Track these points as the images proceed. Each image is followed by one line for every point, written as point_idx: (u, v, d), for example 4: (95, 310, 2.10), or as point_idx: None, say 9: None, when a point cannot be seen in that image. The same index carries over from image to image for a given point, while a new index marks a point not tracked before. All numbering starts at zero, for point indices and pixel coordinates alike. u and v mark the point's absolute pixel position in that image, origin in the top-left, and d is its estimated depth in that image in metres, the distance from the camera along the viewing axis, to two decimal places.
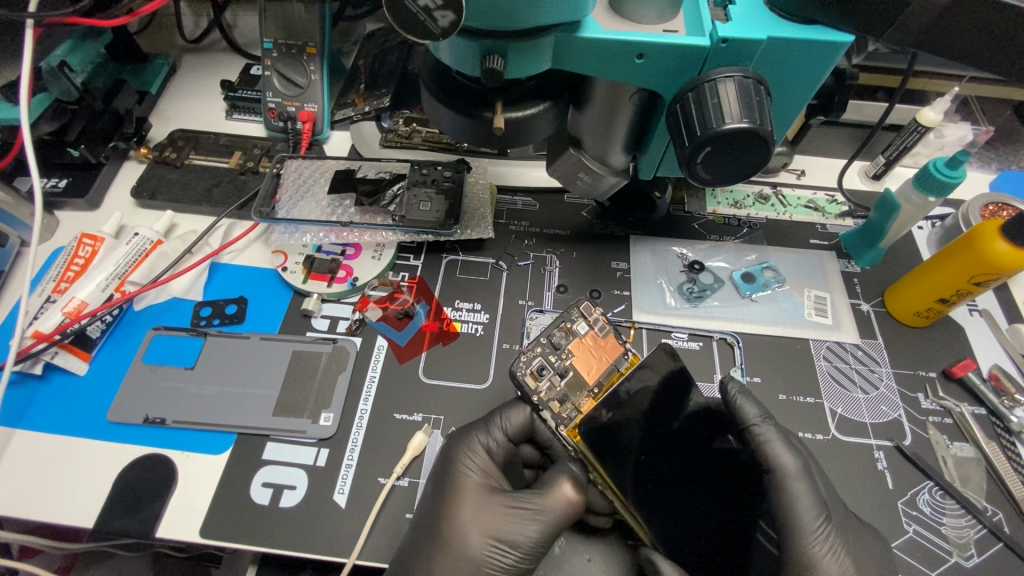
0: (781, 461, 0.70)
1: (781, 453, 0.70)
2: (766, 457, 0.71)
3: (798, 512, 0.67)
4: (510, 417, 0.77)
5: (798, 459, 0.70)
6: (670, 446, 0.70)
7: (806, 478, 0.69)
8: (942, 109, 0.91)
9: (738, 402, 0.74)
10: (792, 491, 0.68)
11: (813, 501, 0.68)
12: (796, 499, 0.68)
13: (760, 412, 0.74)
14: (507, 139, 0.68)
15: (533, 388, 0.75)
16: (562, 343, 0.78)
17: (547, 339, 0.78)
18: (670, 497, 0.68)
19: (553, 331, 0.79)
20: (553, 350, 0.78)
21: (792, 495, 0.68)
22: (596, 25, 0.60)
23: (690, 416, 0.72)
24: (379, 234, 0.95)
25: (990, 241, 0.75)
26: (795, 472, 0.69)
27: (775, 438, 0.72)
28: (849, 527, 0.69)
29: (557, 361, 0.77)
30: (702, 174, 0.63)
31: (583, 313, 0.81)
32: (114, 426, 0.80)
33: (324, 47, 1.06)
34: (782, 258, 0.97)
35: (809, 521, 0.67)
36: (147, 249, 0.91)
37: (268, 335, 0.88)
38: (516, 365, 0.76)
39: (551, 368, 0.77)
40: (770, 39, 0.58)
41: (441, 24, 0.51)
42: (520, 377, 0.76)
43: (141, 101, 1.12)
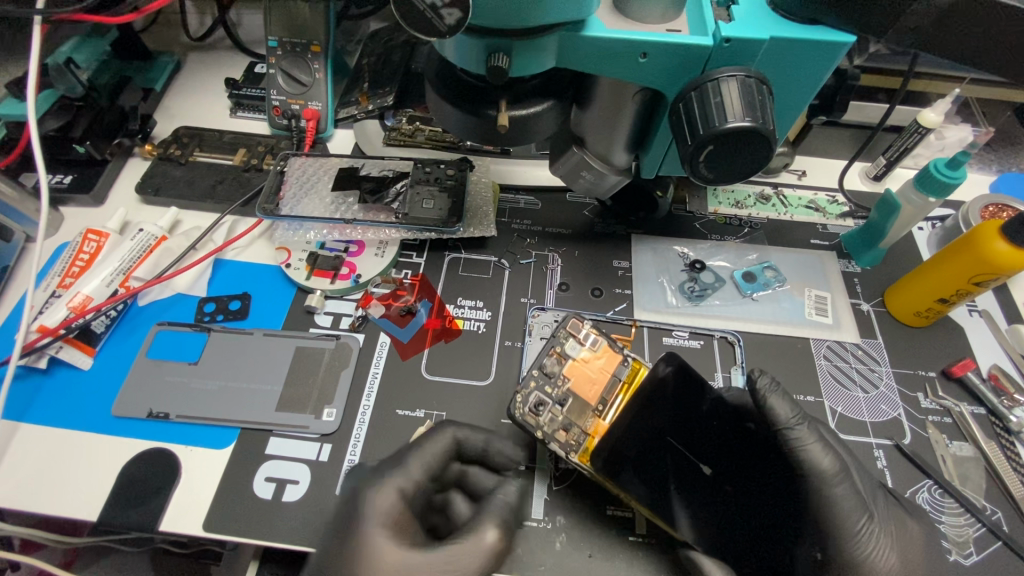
0: (818, 463, 0.69)
1: (821, 457, 0.69)
2: (803, 460, 0.69)
3: (840, 514, 0.67)
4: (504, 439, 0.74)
5: (836, 460, 0.69)
6: (699, 428, 0.77)
7: (845, 478, 0.68)
8: (943, 110, 0.92)
9: (770, 400, 0.71)
10: (831, 494, 0.68)
11: (854, 502, 0.67)
12: (836, 500, 0.68)
13: (794, 413, 0.71)
14: (511, 137, 0.68)
15: (535, 425, 0.75)
16: (556, 368, 0.79)
17: (540, 370, 0.79)
18: (708, 491, 0.74)
19: (544, 360, 0.80)
20: (547, 380, 0.78)
21: (831, 498, 0.68)
22: (599, 24, 0.60)
23: (712, 409, 0.77)
24: (382, 232, 0.95)
25: (990, 241, 0.76)
26: (832, 474, 0.68)
27: (812, 439, 0.70)
28: (891, 517, 0.69)
29: (554, 391, 0.78)
30: (704, 173, 0.63)
31: (572, 332, 0.82)
32: (118, 420, 0.81)
33: (329, 45, 1.07)
34: (782, 257, 0.97)
35: (853, 521, 0.67)
36: (151, 245, 0.92)
37: (272, 331, 0.88)
38: (513, 408, 0.76)
39: (549, 402, 0.77)
40: (773, 39, 0.59)
41: (447, 22, 0.52)
42: (520, 418, 0.76)
43: (146, 98, 1.12)
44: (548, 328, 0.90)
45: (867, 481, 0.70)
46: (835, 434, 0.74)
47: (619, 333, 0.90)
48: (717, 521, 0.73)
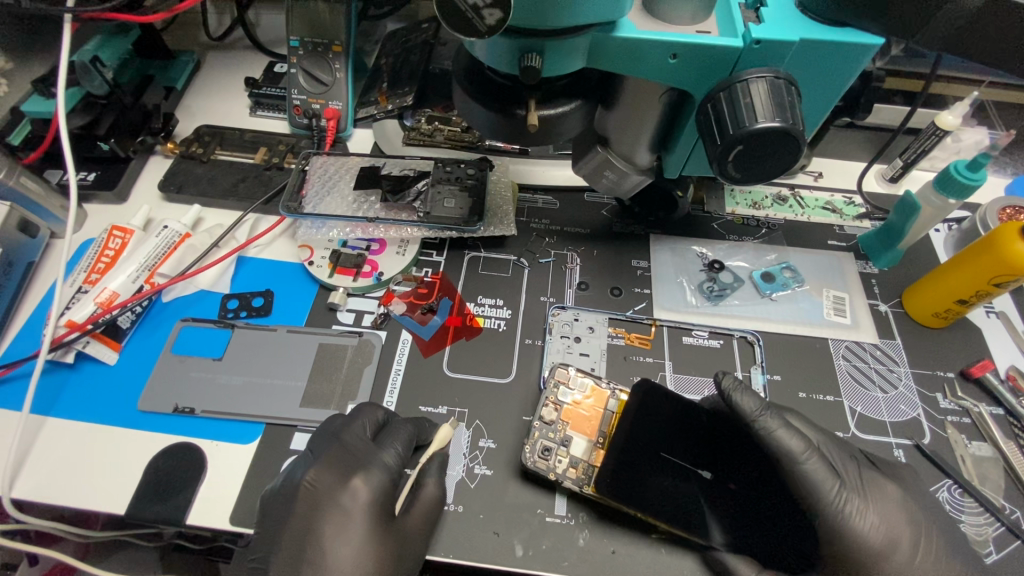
0: (784, 445, 0.70)
1: (787, 439, 0.71)
2: (772, 445, 0.71)
3: (816, 487, 0.69)
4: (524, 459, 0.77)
5: (802, 439, 0.71)
6: (700, 439, 0.78)
7: (811, 453, 0.70)
8: (961, 113, 0.92)
9: (735, 396, 0.73)
10: (803, 470, 0.70)
11: (824, 472, 0.69)
12: (808, 474, 0.70)
13: (759, 404, 0.73)
14: (539, 137, 0.69)
15: (547, 469, 0.76)
16: (554, 415, 0.80)
17: (538, 421, 0.79)
18: (732, 503, 0.74)
19: (541, 410, 0.80)
20: (548, 427, 0.79)
21: (804, 475, 0.70)
22: (631, 25, 0.61)
23: (711, 419, 0.79)
24: (404, 231, 0.96)
25: (1010, 242, 0.76)
26: (800, 452, 0.70)
27: (775, 422, 0.71)
28: (868, 484, 0.72)
29: (556, 436, 0.79)
30: (733, 174, 0.64)
31: (562, 380, 0.82)
32: (144, 415, 0.82)
33: (350, 45, 1.08)
34: (801, 258, 0.98)
35: (829, 490, 0.69)
36: (175, 242, 0.93)
37: (295, 327, 0.89)
38: (523, 461, 0.77)
39: (554, 446, 0.78)
40: (802, 41, 0.60)
41: (487, 22, 0.52)
42: (531, 467, 0.76)
43: (168, 96, 1.14)
44: (569, 327, 0.90)
45: (837, 455, 0.73)
46: (803, 417, 0.77)
47: (638, 331, 0.91)
48: (738, 522, 0.73)
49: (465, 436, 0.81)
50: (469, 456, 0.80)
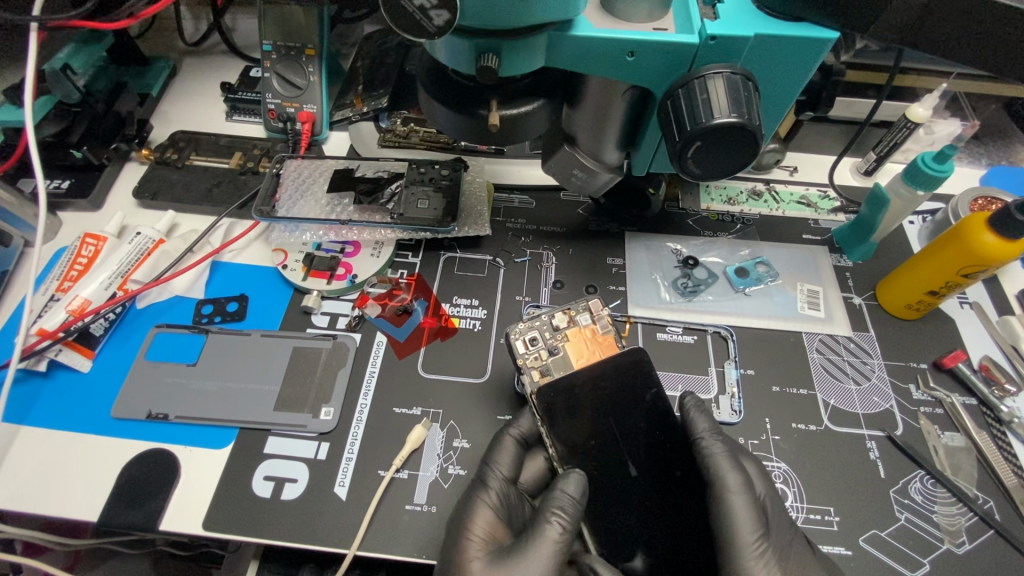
0: (722, 474, 0.71)
1: (725, 468, 0.72)
2: (709, 469, 0.72)
3: (736, 524, 0.69)
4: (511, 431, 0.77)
5: (741, 475, 0.71)
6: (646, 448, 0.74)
7: (744, 490, 0.70)
8: (931, 105, 0.94)
9: (691, 414, 0.77)
10: (729, 504, 0.70)
11: (751, 514, 0.69)
12: (732, 511, 0.70)
13: (710, 427, 0.76)
14: (503, 136, 0.69)
15: (520, 352, 0.80)
16: (564, 324, 0.83)
17: (549, 317, 0.83)
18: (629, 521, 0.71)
19: (557, 313, 0.84)
20: (551, 329, 0.82)
21: (729, 508, 0.70)
22: (588, 23, 0.61)
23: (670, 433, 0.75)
24: (377, 232, 0.96)
25: (977, 233, 0.76)
26: (735, 486, 0.70)
27: (720, 452, 0.73)
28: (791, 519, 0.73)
29: (551, 338, 0.82)
30: (693, 169, 0.64)
31: (590, 308, 0.85)
32: (118, 422, 0.81)
33: (323, 48, 1.08)
34: (775, 252, 0.98)
35: (747, 536, 0.68)
36: (149, 248, 0.93)
37: (269, 332, 0.89)
38: (511, 329, 0.81)
39: (542, 342, 0.81)
40: (758, 36, 0.60)
41: (436, 23, 0.53)
42: (511, 339, 0.81)
43: (142, 103, 1.14)
44: None
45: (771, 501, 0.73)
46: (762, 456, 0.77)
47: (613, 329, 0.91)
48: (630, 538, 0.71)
49: (439, 437, 0.81)
50: (443, 456, 0.80)
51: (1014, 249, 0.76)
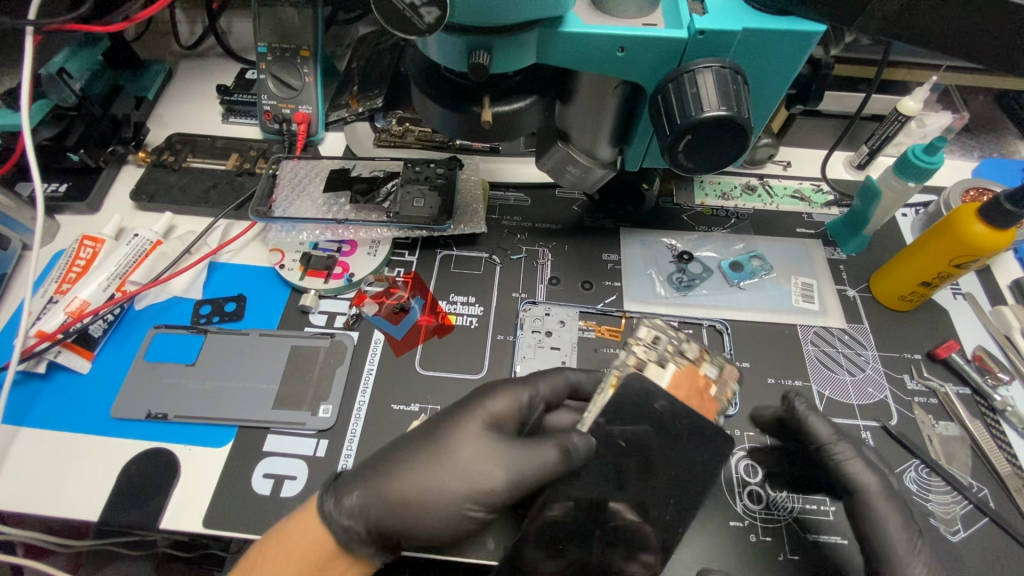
0: (864, 483, 0.71)
1: (866, 474, 0.71)
2: (850, 477, 0.71)
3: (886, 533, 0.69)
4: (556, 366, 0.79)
5: (880, 481, 0.71)
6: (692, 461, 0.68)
7: (889, 498, 0.70)
8: (922, 98, 0.95)
9: (810, 419, 0.74)
10: (875, 510, 0.70)
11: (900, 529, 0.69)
12: (882, 518, 0.69)
13: (834, 432, 0.74)
14: (496, 133, 0.70)
15: (643, 334, 0.75)
16: (692, 355, 0.74)
17: (682, 339, 0.76)
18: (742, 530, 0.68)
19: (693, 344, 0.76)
20: (676, 350, 0.74)
21: (876, 516, 0.70)
22: (577, 20, 0.62)
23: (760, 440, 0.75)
24: (374, 231, 0.96)
25: (968, 224, 0.77)
26: (877, 490, 0.71)
27: (852, 457, 0.72)
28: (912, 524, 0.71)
29: (671, 352, 0.74)
30: (684, 162, 0.65)
31: (720, 366, 0.76)
32: (118, 422, 0.82)
33: (317, 49, 1.08)
34: (768, 246, 0.99)
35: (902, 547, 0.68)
36: (147, 249, 0.94)
37: (267, 331, 0.89)
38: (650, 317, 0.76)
39: (664, 343, 0.74)
40: (745, 30, 0.60)
41: (426, 20, 0.53)
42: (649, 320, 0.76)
43: (139, 106, 1.14)
44: (540, 321, 0.91)
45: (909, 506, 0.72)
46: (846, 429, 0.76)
47: (609, 324, 0.91)
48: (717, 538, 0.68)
49: None
50: None
51: (1006, 239, 0.77)
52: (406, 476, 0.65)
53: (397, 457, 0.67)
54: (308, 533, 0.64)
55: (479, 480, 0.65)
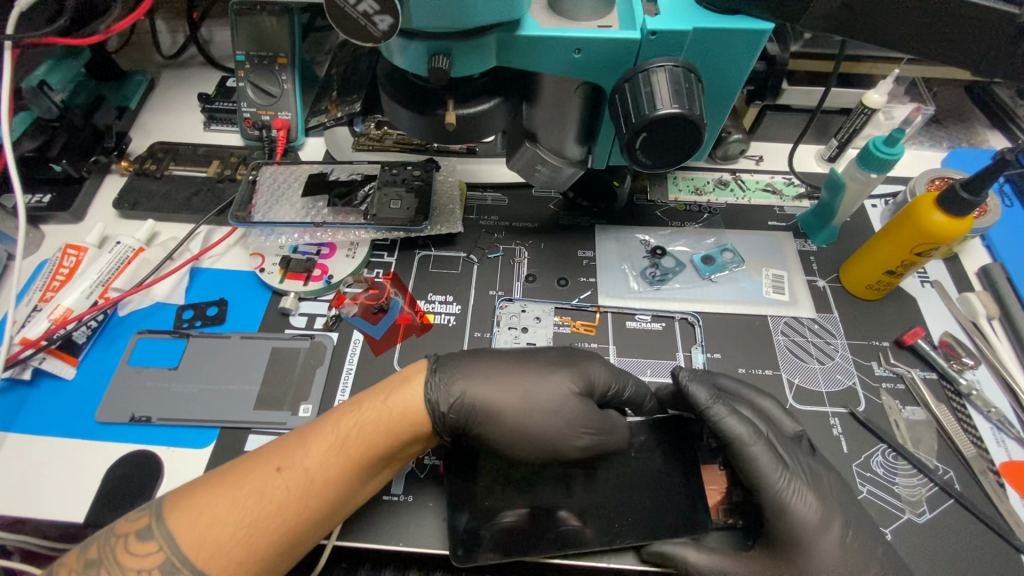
0: (733, 430, 0.71)
1: (735, 425, 0.72)
2: (720, 431, 0.72)
3: (762, 474, 0.70)
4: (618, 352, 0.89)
5: (773, 455, 0.71)
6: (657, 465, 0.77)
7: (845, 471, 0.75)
8: (886, 91, 0.97)
9: (689, 386, 0.76)
10: (751, 457, 0.71)
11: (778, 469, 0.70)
12: (754, 460, 0.70)
13: (711, 396, 0.75)
14: (462, 135, 0.72)
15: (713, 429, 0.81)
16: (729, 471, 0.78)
17: None
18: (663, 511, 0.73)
19: None
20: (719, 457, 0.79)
21: (751, 459, 0.71)
22: (534, 23, 0.64)
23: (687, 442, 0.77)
24: (352, 233, 0.98)
25: (927, 213, 0.79)
26: (748, 437, 0.71)
27: (728, 415, 0.73)
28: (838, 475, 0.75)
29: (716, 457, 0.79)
30: (644, 159, 0.67)
31: None
32: (102, 426, 0.84)
33: (295, 57, 1.10)
34: (740, 240, 1.01)
35: (774, 479, 0.70)
36: (129, 257, 0.96)
37: (249, 334, 0.91)
38: None
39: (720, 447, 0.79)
40: (696, 29, 0.62)
41: (380, 28, 0.55)
42: None
43: (121, 116, 1.16)
44: (516, 318, 0.93)
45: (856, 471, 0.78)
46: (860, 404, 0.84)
47: (584, 319, 0.94)
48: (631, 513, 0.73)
49: None
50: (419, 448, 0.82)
51: (965, 226, 0.78)
52: (507, 397, 0.72)
53: (505, 380, 0.73)
54: (408, 395, 0.70)
55: (557, 432, 0.72)
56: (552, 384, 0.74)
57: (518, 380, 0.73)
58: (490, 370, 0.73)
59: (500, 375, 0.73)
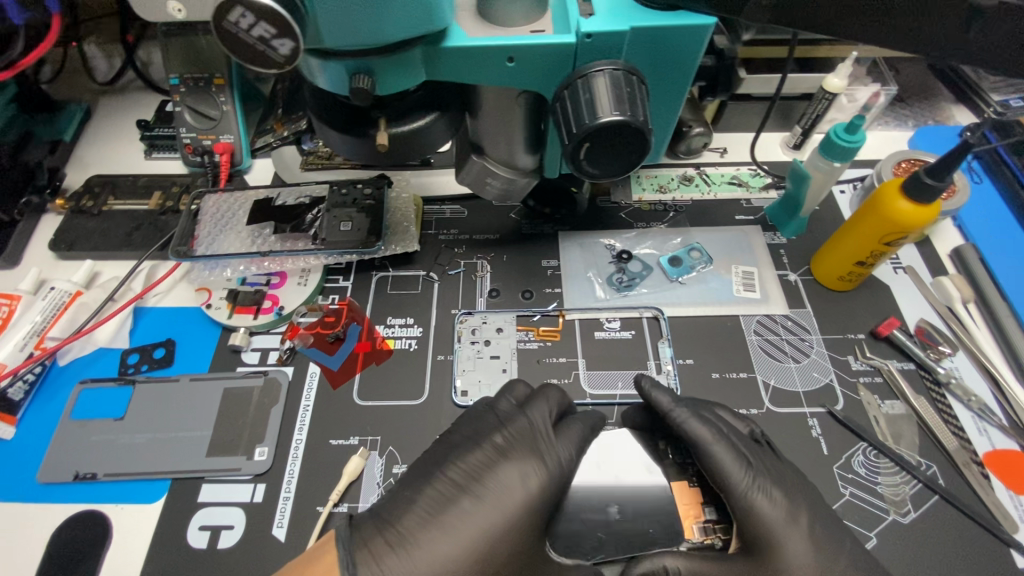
0: (696, 433, 0.69)
1: (697, 426, 0.69)
2: (684, 432, 0.70)
3: (725, 474, 0.67)
4: (549, 395, 0.74)
5: (737, 456, 0.67)
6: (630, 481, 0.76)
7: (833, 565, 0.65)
8: (846, 74, 0.94)
9: (653, 394, 0.73)
10: (716, 457, 0.67)
11: (738, 463, 0.67)
12: (718, 460, 0.67)
13: (674, 400, 0.72)
14: (399, 155, 0.67)
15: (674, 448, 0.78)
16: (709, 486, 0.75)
17: None
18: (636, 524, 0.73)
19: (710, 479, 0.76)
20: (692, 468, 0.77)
21: (715, 463, 0.67)
22: (462, 32, 0.60)
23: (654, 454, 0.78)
24: (302, 259, 0.93)
25: (892, 201, 0.76)
26: (711, 438, 0.68)
27: (690, 417, 0.70)
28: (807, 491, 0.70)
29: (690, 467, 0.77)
30: (590, 169, 0.63)
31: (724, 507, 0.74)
32: (44, 487, 0.79)
33: (232, 77, 1.04)
34: (707, 237, 0.98)
35: (738, 478, 0.67)
36: (66, 302, 0.90)
37: (198, 375, 0.86)
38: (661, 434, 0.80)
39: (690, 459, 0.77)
40: (633, 29, 0.58)
41: (282, 52, 0.51)
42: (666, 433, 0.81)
43: (54, 150, 1.10)
44: (476, 332, 0.90)
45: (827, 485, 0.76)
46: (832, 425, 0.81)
47: (547, 325, 0.90)
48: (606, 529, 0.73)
49: (378, 465, 0.80)
50: (383, 483, 0.79)
51: (932, 212, 0.75)
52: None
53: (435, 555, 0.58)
54: None
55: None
56: (510, 543, 0.61)
57: (470, 556, 0.59)
58: (433, 551, 0.59)
59: (449, 555, 0.59)
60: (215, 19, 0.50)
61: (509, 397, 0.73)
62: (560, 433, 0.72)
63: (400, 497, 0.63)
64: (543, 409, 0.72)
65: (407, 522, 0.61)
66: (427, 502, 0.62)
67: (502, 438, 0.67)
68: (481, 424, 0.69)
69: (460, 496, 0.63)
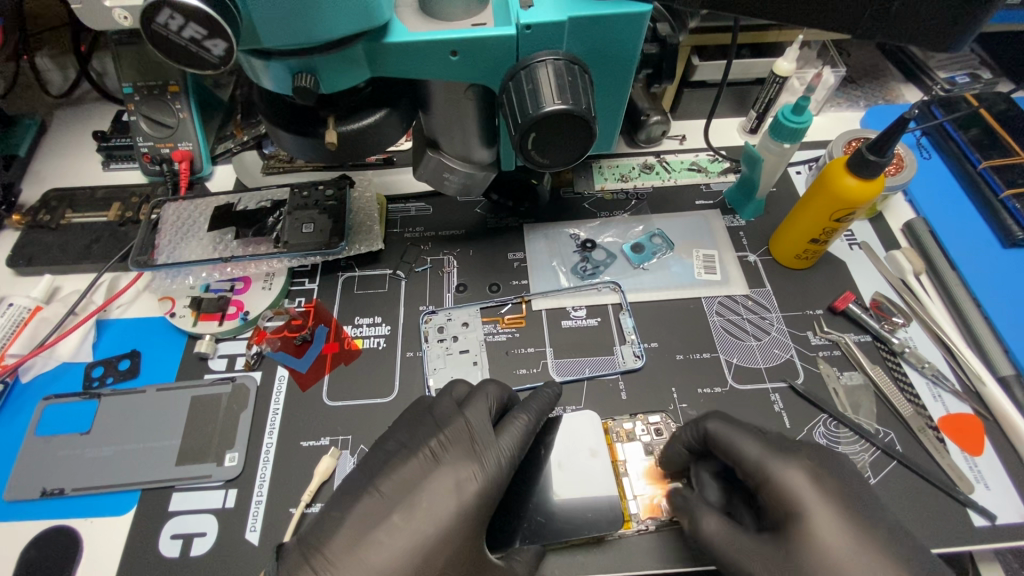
0: None
1: None
2: None
3: None
4: (488, 391, 0.75)
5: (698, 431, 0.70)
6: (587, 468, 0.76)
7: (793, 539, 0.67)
8: (795, 58, 0.95)
9: None
10: None
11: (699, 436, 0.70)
12: None
13: None
14: (350, 152, 0.68)
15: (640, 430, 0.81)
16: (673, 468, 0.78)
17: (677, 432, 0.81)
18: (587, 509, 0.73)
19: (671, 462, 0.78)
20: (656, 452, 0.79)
21: None
22: (403, 27, 0.60)
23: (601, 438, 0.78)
24: (266, 263, 0.93)
25: (839, 178, 0.78)
26: None
27: None
28: None
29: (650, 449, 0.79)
30: (541, 158, 0.64)
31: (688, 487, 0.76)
32: (10, 505, 0.78)
33: (187, 83, 1.03)
34: (668, 223, 0.99)
35: None
36: (26, 317, 0.90)
37: (165, 385, 0.86)
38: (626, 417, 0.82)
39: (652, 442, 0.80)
40: (572, 19, 0.59)
41: (216, 52, 0.51)
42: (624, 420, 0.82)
43: (8, 166, 1.08)
44: (443, 329, 0.90)
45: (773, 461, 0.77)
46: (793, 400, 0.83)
47: (512, 314, 0.92)
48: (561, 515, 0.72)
49: (350, 464, 0.80)
50: None
51: (876, 187, 0.78)
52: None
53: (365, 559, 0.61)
54: None
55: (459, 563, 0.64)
56: (443, 541, 0.63)
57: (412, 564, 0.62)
58: (364, 565, 0.61)
59: (377, 568, 0.61)
60: (145, 22, 0.50)
61: (450, 397, 0.75)
62: (502, 429, 0.72)
63: (328, 519, 0.65)
64: (481, 406, 0.73)
65: (334, 549, 0.62)
66: (359, 523, 0.64)
67: (438, 443, 0.69)
68: (417, 431, 0.71)
69: (391, 512, 0.64)
